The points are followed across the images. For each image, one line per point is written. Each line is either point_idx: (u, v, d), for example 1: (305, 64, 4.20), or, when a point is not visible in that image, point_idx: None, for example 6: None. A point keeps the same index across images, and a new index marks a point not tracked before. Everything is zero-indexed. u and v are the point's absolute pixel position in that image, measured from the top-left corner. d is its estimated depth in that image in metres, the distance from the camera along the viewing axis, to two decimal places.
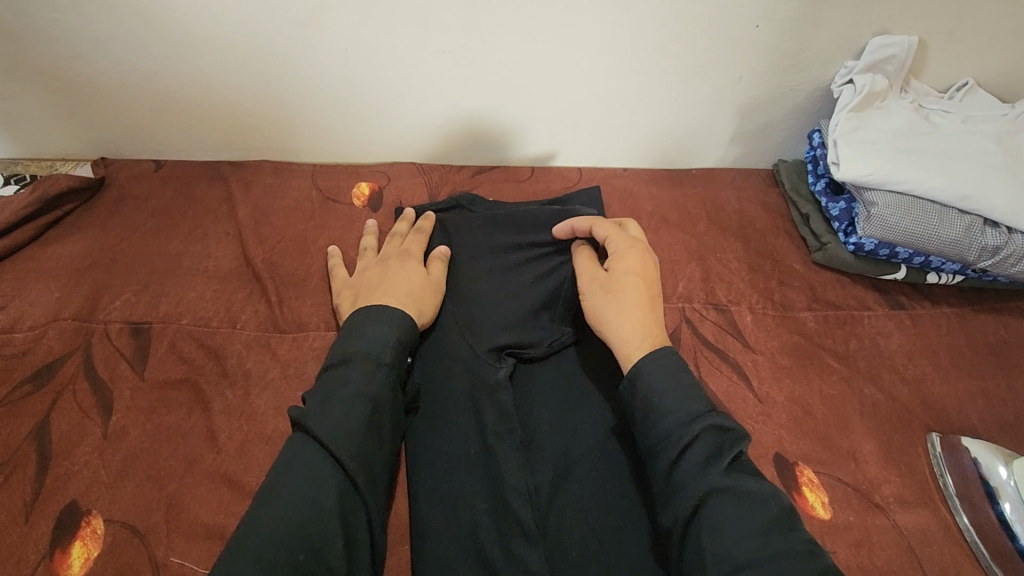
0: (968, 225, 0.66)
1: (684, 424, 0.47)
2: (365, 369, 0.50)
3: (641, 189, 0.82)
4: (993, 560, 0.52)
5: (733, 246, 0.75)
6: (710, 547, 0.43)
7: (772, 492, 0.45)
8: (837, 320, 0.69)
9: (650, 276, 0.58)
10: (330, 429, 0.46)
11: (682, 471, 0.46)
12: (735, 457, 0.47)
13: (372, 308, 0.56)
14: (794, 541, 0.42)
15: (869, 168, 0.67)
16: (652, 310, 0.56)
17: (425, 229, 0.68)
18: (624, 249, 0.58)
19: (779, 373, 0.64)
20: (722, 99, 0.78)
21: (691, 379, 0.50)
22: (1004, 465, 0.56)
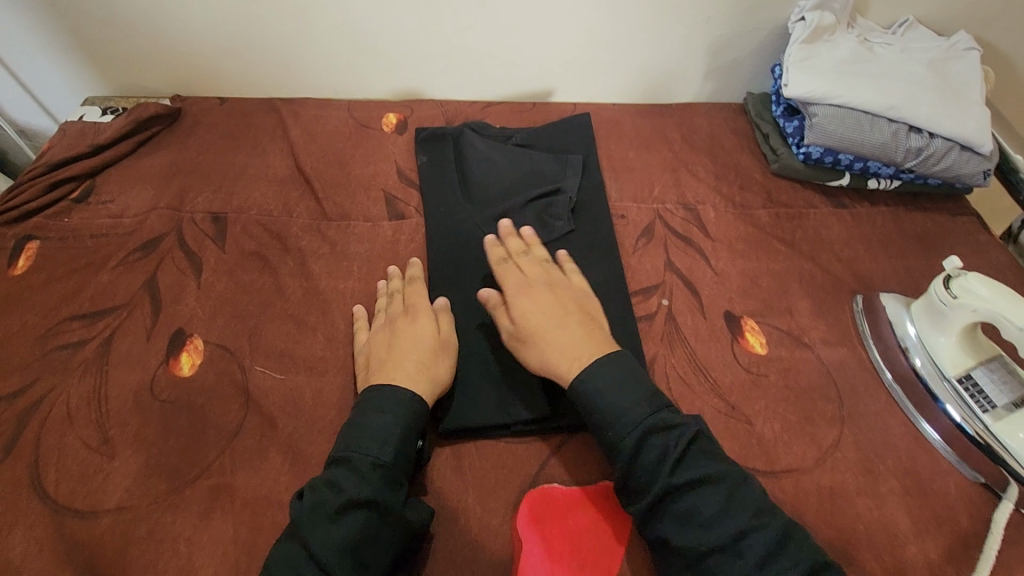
0: (895, 131, 0.78)
1: (630, 430, 0.53)
2: (362, 470, 0.51)
3: (626, 119, 0.95)
4: (893, 378, 0.66)
5: (703, 161, 0.89)
6: (675, 538, 0.50)
7: (726, 474, 0.51)
8: (787, 216, 0.82)
9: (541, 304, 0.63)
10: (326, 542, 0.47)
11: (637, 475, 0.52)
12: (686, 448, 0.53)
13: (381, 388, 0.56)
14: (749, 518, 0.49)
15: (812, 86, 0.80)
16: (560, 327, 0.61)
17: (420, 279, 0.69)
18: (519, 298, 0.64)
19: (734, 255, 0.77)
20: (695, 39, 0.91)
21: (630, 380, 0.56)
22: (906, 311, 0.69)
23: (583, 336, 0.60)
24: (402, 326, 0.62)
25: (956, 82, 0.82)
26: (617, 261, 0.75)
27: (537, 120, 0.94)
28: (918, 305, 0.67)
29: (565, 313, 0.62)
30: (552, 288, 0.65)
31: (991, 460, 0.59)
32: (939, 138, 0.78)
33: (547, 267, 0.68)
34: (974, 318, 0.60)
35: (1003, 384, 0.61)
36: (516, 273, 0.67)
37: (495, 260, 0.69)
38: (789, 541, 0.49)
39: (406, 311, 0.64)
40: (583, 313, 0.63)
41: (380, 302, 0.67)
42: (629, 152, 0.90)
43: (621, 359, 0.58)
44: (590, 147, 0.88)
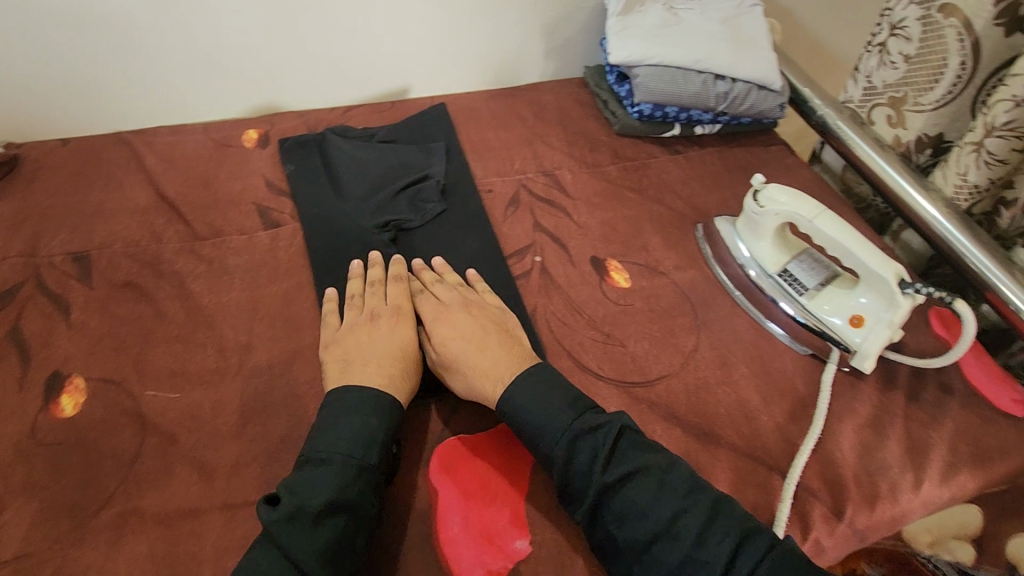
0: (704, 80, 0.90)
1: (559, 439, 0.57)
2: (343, 473, 0.54)
3: (482, 105, 1.02)
4: (733, 285, 0.76)
5: (555, 132, 0.98)
6: (618, 532, 0.54)
7: (655, 463, 0.56)
8: (633, 168, 0.93)
9: (463, 334, 0.65)
10: (303, 546, 0.49)
11: (574, 480, 0.56)
12: (614, 444, 0.57)
13: (365, 390, 0.59)
14: (679, 500, 0.54)
15: (630, 52, 0.90)
16: (480, 356, 0.64)
17: (399, 273, 0.72)
18: (438, 327, 0.66)
19: (593, 208, 0.86)
20: (528, 22, 1.00)
21: (549, 390, 0.60)
22: (731, 227, 0.79)
23: (505, 360, 0.63)
24: (374, 325, 0.66)
25: (747, 34, 0.96)
26: (489, 229, 0.81)
27: (398, 116, 0.99)
28: (740, 222, 0.77)
29: (487, 339, 0.65)
30: (469, 312, 0.67)
31: (817, 335, 0.70)
32: (740, 81, 0.91)
33: (463, 290, 0.71)
34: (777, 221, 0.71)
35: (812, 270, 0.73)
36: (437, 301, 0.69)
37: (414, 290, 0.71)
38: (724, 513, 0.54)
39: (389, 306, 0.68)
40: (504, 332, 0.66)
41: (359, 290, 0.71)
42: (487, 135, 0.97)
43: (541, 370, 0.62)
44: (450, 134, 0.94)
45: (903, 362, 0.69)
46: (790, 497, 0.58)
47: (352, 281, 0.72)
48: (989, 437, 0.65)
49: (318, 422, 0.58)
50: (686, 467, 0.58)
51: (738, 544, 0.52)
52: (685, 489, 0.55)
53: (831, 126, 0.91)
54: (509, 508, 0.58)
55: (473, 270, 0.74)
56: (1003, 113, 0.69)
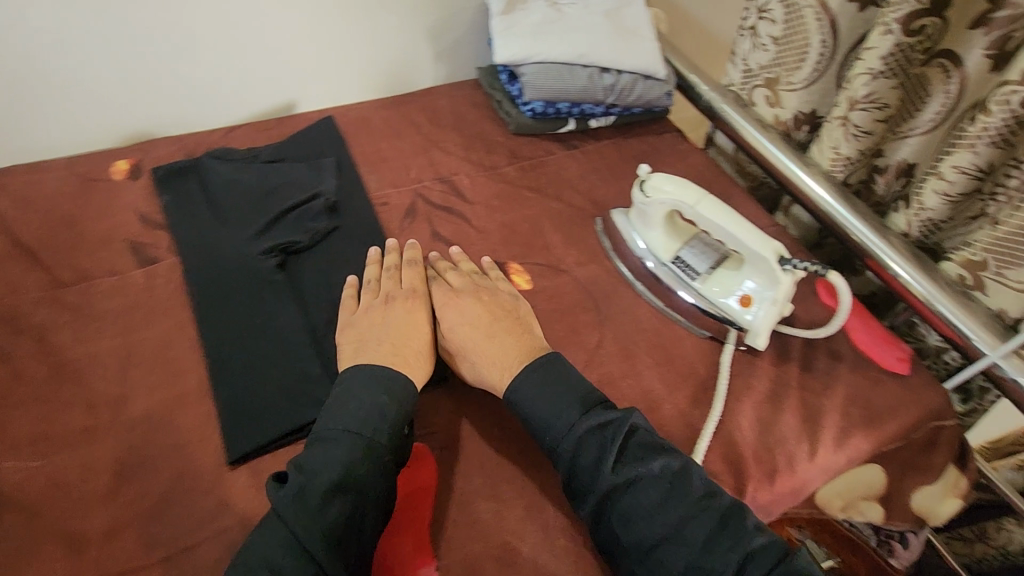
0: (589, 74, 0.90)
1: (567, 439, 0.58)
2: (352, 450, 0.55)
3: (374, 114, 0.98)
4: (633, 276, 0.76)
5: (451, 136, 0.96)
6: (623, 534, 0.54)
7: (665, 466, 0.56)
8: (530, 167, 0.92)
9: (472, 319, 0.67)
10: (310, 523, 0.50)
11: (580, 479, 0.57)
12: (623, 444, 0.57)
13: (376, 369, 0.60)
14: (687, 504, 0.55)
15: (514, 50, 0.89)
16: (490, 342, 0.65)
17: (415, 260, 0.74)
18: (451, 313, 0.68)
19: (492, 211, 0.84)
20: (411, 27, 0.98)
21: (560, 388, 0.61)
22: (625, 218, 0.80)
23: (515, 344, 0.65)
24: (387, 308, 0.67)
25: (628, 25, 0.98)
26: (384, 244, 0.78)
27: (284, 133, 0.94)
28: (632, 213, 0.78)
29: (498, 325, 0.67)
30: (482, 301, 0.69)
31: (714, 317, 0.71)
32: (626, 73, 0.92)
33: (478, 280, 0.72)
34: (664, 210, 0.72)
35: (702, 254, 0.73)
36: (452, 288, 0.71)
37: (430, 278, 0.72)
38: (730, 522, 0.54)
39: (404, 289, 0.70)
40: (515, 321, 0.68)
41: (376, 275, 0.72)
42: (380, 144, 0.93)
43: (551, 365, 0.63)
44: (339, 148, 0.90)
45: (796, 335, 0.71)
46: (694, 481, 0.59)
47: (371, 267, 0.73)
48: (878, 397, 0.67)
49: (329, 403, 0.59)
50: (696, 469, 0.58)
51: (744, 547, 0.53)
52: (694, 494, 0.56)
53: (717, 110, 0.93)
54: (410, 536, 0.57)
55: (484, 258, 0.77)
56: (862, 86, 0.70)
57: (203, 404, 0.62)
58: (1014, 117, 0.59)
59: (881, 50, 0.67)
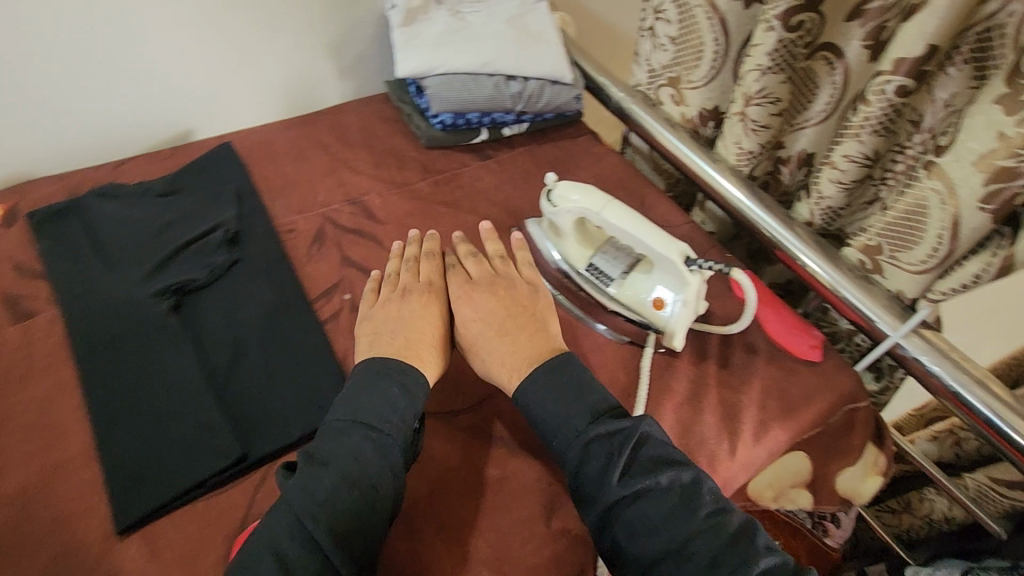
0: (495, 83, 0.89)
1: (573, 446, 0.57)
2: (362, 444, 0.54)
3: (278, 136, 0.93)
4: (553, 286, 0.75)
5: (360, 154, 0.92)
6: (627, 546, 0.52)
7: (674, 481, 0.54)
8: (444, 181, 0.89)
9: (486, 313, 0.66)
10: (316, 512, 0.50)
11: (586, 486, 0.55)
12: (633, 454, 0.55)
13: (385, 363, 0.60)
14: (697, 521, 0.52)
15: (416, 63, 0.87)
16: (501, 340, 0.64)
17: (434, 252, 0.72)
18: (467, 306, 0.67)
19: (404, 230, 0.82)
20: (309, 43, 0.94)
21: (569, 393, 0.59)
22: (537, 227, 0.77)
23: (526, 341, 0.64)
24: (404, 303, 0.67)
25: (533, 30, 0.96)
26: (289, 274, 0.74)
27: (178, 163, 0.88)
28: (544, 223, 0.76)
29: (509, 321, 0.65)
30: (499, 293, 0.67)
31: (633, 322, 0.71)
32: (533, 79, 0.91)
33: (498, 270, 0.70)
34: (572, 220, 0.71)
35: (615, 259, 0.72)
36: (470, 280, 0.69)
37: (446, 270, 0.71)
38: (740, 544, 0.51)
39: (421, 283, 0.69)
40: (530, 316, 0.66)
41: (397, 268, 0.72)
42: (285, 168, 0.89)
43: (562, 368, 0.61)
44: (239, 175, 0.86)
45: (712, 332, 0.71)
46: None
47: (392, 261, 0.72)
48: (792, 387, 0.68)
49: (342, 399, 0.59)
50: (710, 486, 0.55)
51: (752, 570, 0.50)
52: (705, 512, 0.53)
53: (627, 112, 0.93)
54: None
55: (513, 234, 0.76)
56: (754, 82, 0.71)
57: (88, 471, 0.57)
58: (890, 106, 0.60)
59: (767, 47, 0.68)
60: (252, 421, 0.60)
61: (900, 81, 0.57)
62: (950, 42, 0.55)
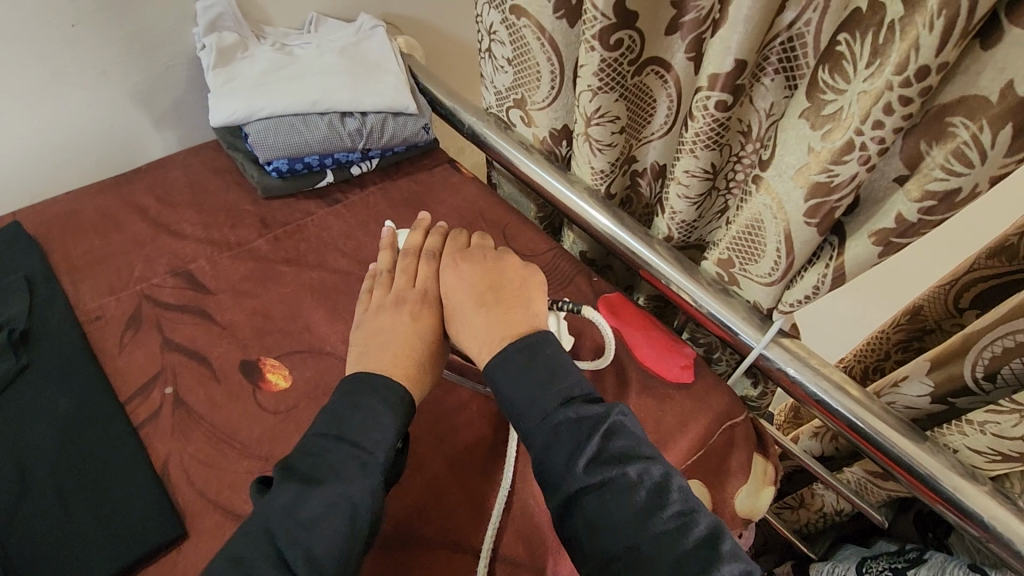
0: (328, 121, 0.82)
1: (540, 429, 0.52)
2: (347, 463, 0.49)
3: (85, 204, 0.81)
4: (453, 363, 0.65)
5: (187, 213, 0.81)
6: (585, 539, 0.48)
7: (642, 475, 0.49)
8: (287, 234, 0.80)
9: (467, 286, 0.62)
10: (295, 538, 0.45)
11: (550, 473, 0.50)
12: (603, 442, 0.50)
13: (370, 377, 0.55)
14: (663, 520, 0.47)
15: (233, 108, 0.79)
16: (480, 314, 0.59)
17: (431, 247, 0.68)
18: (456, 283, 0.63)
19: (239, 298, 0.71)
20: (110, 95, 0.83)
21: (541, 375, 0.54)
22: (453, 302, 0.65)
23: (506, 315, 0.59)
24: (388, 300, 0.63)
25: (371, 59, 0.88)
26: (93, 375, 0.63)
27: None
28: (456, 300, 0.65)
29: (492, 295, 0.61)
30: (491, 268, 0.63)
31: None
32: (372, 113, 0.84)
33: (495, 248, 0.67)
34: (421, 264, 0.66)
35: None
36: (466, 258, 0.65)
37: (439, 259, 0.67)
38: (706, 547, 0.46)
39: (415, 288, 0.64)
40: (521, 291, 0.62)
41: (389, 266, 0.67)
42: (93, 242, 0.76)
43: (538, 348, 0.55)
44: (31, 259, 0.73)
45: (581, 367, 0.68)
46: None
47: (383, 255, 0.68)
48: (666, 417, 0.66)
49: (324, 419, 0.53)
50: (679, 482, 0.50)
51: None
52: (672, 509, 0.48)
53: (481, 136, 0.89)
54: None
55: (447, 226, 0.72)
56: (589, 102, 0.68)
57: None
58: (715, 120, 0.58)
59: (593, 67, 0.65)
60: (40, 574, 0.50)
61: (718, 96, 0.56)
62: (758, 55, 0.53)
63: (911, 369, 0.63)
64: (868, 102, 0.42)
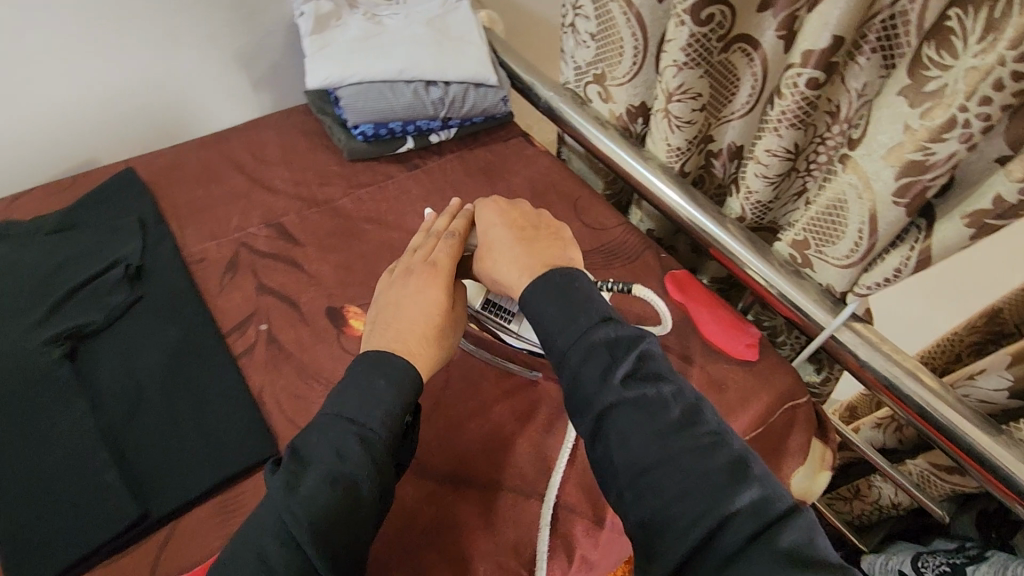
0: (414, 90, 0.85)
1: (576, 346, 0.53)
2: (344, 439, 0.51)
3: (189, 157, 0.88)
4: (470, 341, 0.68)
5: (278, 170, 0.87)
6: (618, 450, 0.50)
7: (674, 397, 0.51)
8: (368, 195, 0.84)
9: (504, 229, 0.62)
10: (297, 510, 0.47)
11: (585, 388, 0.52)
12: (637, 362, 0.52)
13: (381, 354, 0.55)
14: (695, 438, 0.49)
15: (327, 72, 0.83)
16: (518, 246, 0.60)
17: (458, 221, 0.65)
18: (489, 230, 0.63)
19: (325, 251, 0.77)
20: (215, 56, 0.89)
21: (577, 299, 0.55)
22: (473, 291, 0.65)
23: (544, 250, 0.60)
24: (411, 275, 0.62)
25: (455, 31, 0.91)
26: (198, 309, 0.69)
27: (77, 193, 0.82)
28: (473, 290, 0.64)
29: (529, 232, 0.62)
30: (519, 219, 0.64)
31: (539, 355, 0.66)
32: (455, 83, 0.87)
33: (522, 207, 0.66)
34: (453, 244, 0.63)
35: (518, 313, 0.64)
36: (488, 220, 0.64)
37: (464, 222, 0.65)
38: (740, 466, 0.48)
39: (428, 262, 0.62)
40: (551, 237, 0.62)
41: (419, 242, 0.66)
42: (195, 193, 0.83)
43: (575, 276, 0.56)
44: (142, 204, 0.80)
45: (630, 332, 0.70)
46: (548, 523, 0.56)
47: (418, 235, 0.67)
48: (729, 391, 0.67)
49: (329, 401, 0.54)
50: (710, 411, 0.52)
51: (747, 489, 0.46)
52: (704, 428, 0.50)
53: (556, 111, 0.90)
54: None
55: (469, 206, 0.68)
56: (673, 77, 0.69)
57: None
58: (804, 98, 0.58)
59: (680, 41, 0.66)
60: (156, 474, 0.56)
61: (810, 73, 0.56)
62: (856, 32, 0.53)
63: (990, 362, 0.62)
64: (976, 79, 0.42)
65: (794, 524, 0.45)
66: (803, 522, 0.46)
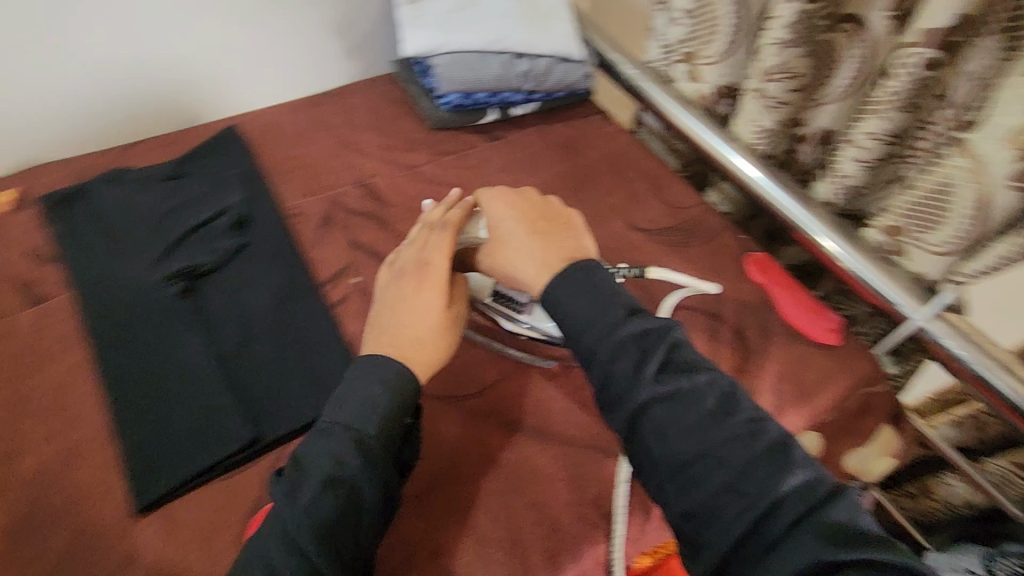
0: (504, 61, 0.86)
1: (605, 340, 0.50)
2: (341, 444, 0.50)
3: (285, 118, 0.92)
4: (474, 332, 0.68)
5: (368, 134, 0.90)
6: (656, 447, 0.47)
7: (707, 385, 0.49)
8: (452, 162, 0.87)
9: (514, 223, 0.61)
10: (299, 516, 0.46)
11: (618, 384, 0.49)
12: (668, 353, 0.50)
13: (373, 359, 0.54)
14: (735, 424, 0.46)
15: (422, 41, 0.85)
16: (533, 240, 0.59)
17: (450, 214, 0.64)
18: (500, 223, 0.62)
19: (412, 212, 0.80)
20: (314, 21, 0.93)
21: (601, 289, 0.53)
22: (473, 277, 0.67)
23: (558, 246, 0.58)
24: (411, 272, 0.61)
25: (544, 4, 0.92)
26: (297, 258, 0.73)
27: (185, 146, 0.88)
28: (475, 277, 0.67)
29: (543, 225, 0.61)
30: (526, 213, 0.62)
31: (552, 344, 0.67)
32: (542, 57, 0.89)
33: (530, 194, 0.65)
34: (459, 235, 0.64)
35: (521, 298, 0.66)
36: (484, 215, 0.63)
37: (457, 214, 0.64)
38: (783, 449, 0.46)
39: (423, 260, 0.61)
40: (561, 232, 0.60)
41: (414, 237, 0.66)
42: (291, 152, 0.87)
43: (591, 269, 0.55)
44: (245, 158, 0.84)
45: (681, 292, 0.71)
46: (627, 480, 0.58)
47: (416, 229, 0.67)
48: (808, 371, 0.67)
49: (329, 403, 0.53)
50: (746, 398, 0.50)
51: (793, 472, 0.44)
52: (742, 413, 0.48)
53: (639, 89, 0.91)
54: None
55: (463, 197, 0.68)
56: (773, 56, 0.69)
57: (98, 453, 0.58)
58: (918, 80, 0.57)
59: (787, 19, 0.66)
60: (265, 403, 0.61)
61: (928, 54, 0.55)
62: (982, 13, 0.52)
63: None
64: None
65: (842, 504, 0.43)
66: (848, 503, 0.44)
